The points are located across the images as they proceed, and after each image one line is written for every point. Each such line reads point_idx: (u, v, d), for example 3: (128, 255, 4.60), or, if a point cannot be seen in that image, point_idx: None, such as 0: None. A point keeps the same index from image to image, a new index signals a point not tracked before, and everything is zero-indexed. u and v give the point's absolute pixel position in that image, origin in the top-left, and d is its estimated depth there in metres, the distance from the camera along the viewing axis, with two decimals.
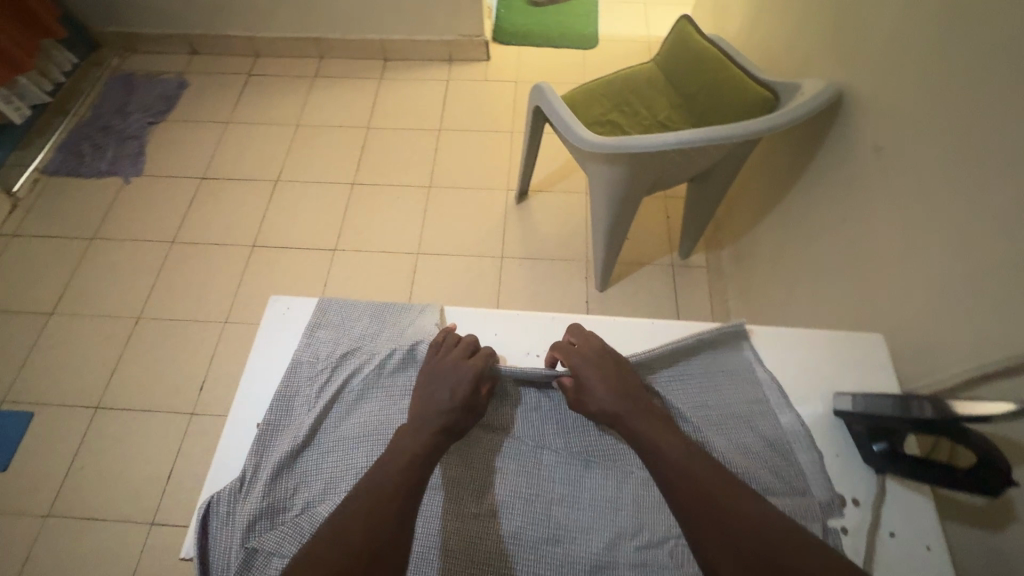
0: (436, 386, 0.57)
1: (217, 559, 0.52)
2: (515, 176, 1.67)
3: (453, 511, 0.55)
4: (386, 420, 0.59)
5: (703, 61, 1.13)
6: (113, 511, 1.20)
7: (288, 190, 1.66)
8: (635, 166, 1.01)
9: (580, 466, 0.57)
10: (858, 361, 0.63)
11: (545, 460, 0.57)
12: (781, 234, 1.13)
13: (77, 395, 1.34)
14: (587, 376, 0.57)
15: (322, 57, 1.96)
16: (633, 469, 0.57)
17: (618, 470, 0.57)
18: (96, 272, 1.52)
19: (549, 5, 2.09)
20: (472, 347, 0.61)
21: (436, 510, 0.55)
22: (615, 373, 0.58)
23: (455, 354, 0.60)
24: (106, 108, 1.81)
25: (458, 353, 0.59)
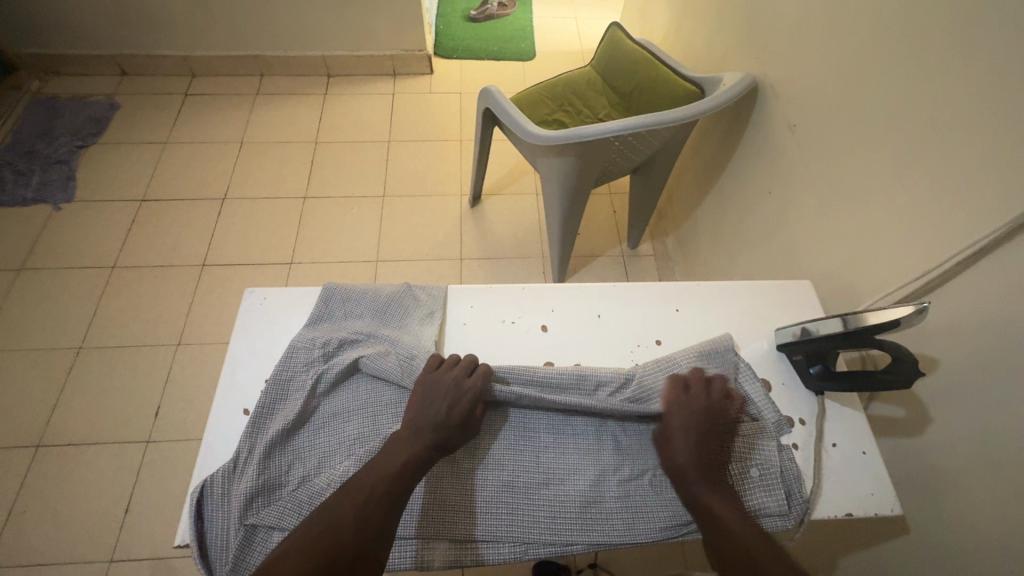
0: (429, 401, 0.57)
1: (214, 538, 0.53)
2: (467, 181, 1.72)
3: (449, 469, 0.58)
4: (378, 399, 0.61)
5: (634, 61, 1.24)
6: (66, 552, 1.12)
7: (236, 208, 1.62)
8: (584, 157, 1.09)
9: (563, 418, 0.62)
10: (791, 302, 0.72)
11: (531, 414, 0.62)
12: (717, 216, 1.24)
13: (13, 435, 1.24)
14: (673, 428, 0.57)
15: (263, 74, 1.94)
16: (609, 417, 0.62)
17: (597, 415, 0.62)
18: (27, 304, 1.42)
19: (485, 20, 2.18)
20: (471, 366, 0.61)
21: (433, 467, 0.57)
22: (705, 434, 0.57)
23: (454, 372, 0.60)
24: (27, 133, 1.71)
25: (458, 370, 0.60)
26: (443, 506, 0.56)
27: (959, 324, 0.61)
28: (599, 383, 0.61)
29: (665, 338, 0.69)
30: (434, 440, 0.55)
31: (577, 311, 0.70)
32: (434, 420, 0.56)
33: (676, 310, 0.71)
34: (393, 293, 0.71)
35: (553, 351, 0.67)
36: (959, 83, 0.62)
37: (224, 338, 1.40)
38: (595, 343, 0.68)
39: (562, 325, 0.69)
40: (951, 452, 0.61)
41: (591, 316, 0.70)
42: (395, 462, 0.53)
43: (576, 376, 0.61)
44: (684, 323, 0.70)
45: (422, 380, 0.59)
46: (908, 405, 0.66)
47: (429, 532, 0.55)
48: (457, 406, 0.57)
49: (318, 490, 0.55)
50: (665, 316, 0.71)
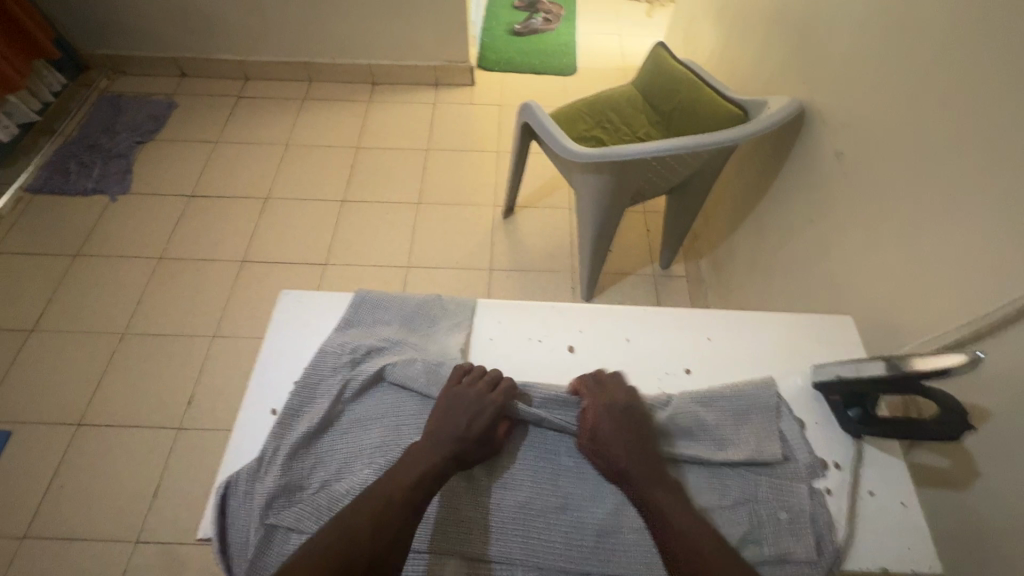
0: (452, 415, 0.58)
1: (238, 537, 0.55)
2: (501, 192, 1.73)
3: (466, 485, 0.58)
4: (401, 409, 0.61)
5: (677, 81, 1.22)
6: (95, 529, 1.16)
7: (277, 208, 1.68)
8: (620, 175, 1.08)
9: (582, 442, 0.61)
10: (831, 338, 0.69)
11: (550, 435, 0.61)
12: (755, 242, 1.21)
13: (57, 412, 1.30)
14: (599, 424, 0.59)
15: (311, 80, 2.01)
16: None
17: None
18: (79, 288, 1.50)
19: (529, 34, 2.21)
20: (494, 381, 0.61)
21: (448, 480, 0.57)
22: (630, 431, 0.58)
23: (478, 387, 0.60)
24: (92, 128, 1.83)
25: (482, 386, 0.60)
26: (457, 521, 0.55)
27: (1013, 374, 0.57)
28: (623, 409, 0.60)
29: (695, 368, 0.67)
30: (454, 454, 0.56)
31: (606, 333, 0.69)
32: (454, 433, 0.57)
33: (709, 339, 0.69)
34: (419, 302, 0.72)
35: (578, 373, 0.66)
36: (1019, 119, 0.59)
37: (258, 333, 1.44)
38: (623, 368, 0.67)
39: (589, 347, 0.68)
40: (1000, 511, 0.57)
41: (620, 340, 0.69)
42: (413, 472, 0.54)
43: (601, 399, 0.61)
44: (716, 353, 0.68)
45: (447, 394, 0.60)
46: (953, 456, 0.63)
47: (442, 548, 0.54)
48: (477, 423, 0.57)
49: (337, 496, 0.55)
50: (697, 344, 0.69)
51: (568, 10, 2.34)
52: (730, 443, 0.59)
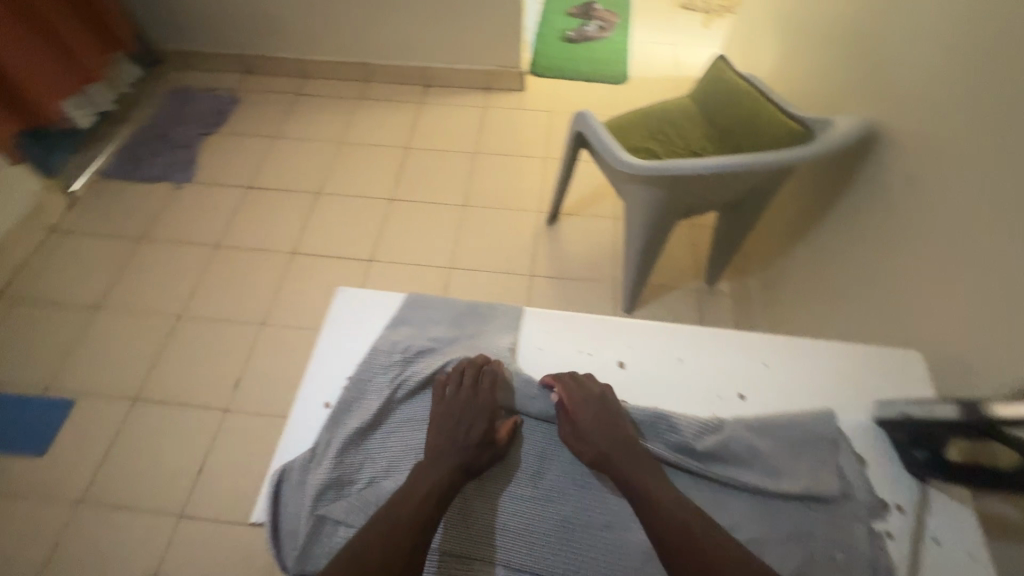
0: (451, 422, 0.60)
1: (290, 525, 0.57)
2: (546, 199, 1.73)
3: (483, 490, 0.60)
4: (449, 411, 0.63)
5: (739, 96, 1.20)
6: (143, 501, 1.22)
7: (328, 203, 1.73)
8: (672, 189, 1.07)
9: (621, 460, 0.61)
10: (898, 371, 0.66)
11: None
12: (809, 265, 1.17)
13: (116, 386, 1.38)
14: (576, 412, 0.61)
15: (366, 80, 2.07)
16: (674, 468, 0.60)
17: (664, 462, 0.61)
18: (142, 270, 1.59)
19: (581, 41, 2.20)
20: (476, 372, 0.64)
21: (462, 490, 0.60)
22: (604, 416, 0.60)
23: (466, 389, 0.62)
24: (162, 119, 1.93)
25: (467, 384, 0.63)
26: (469, 528, 0.58)
27: None
28: (675, 430, 0.60)
29: (750, 394, 0.65)
30: (459, 464, 0.57)
31: (658, 350, 0.68)
32: (454, 444, 0.59)
33: (765, 365, 0.67)
34: (470, 305, 0.74)
35: (625, 389, 0.66)
36: None
37: (303, 323, 1.48)
38: (677, 388, 0.65)
39: (642, 363, 0.67)
40: None
41: (671, 358, 0.67)
42: (424, 487, 0.56)
43: (649, 418, 0.61)
44: (772, 380, 0.66)
45: (442, 401, 0.62)
46: None
47: (486, 554, 0.57)
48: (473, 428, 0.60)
49: (386, 493, 0.57)
50: (753, 369, 0.67)
51: (622, 19, 2.33)
52: (783, 476, 0.58)
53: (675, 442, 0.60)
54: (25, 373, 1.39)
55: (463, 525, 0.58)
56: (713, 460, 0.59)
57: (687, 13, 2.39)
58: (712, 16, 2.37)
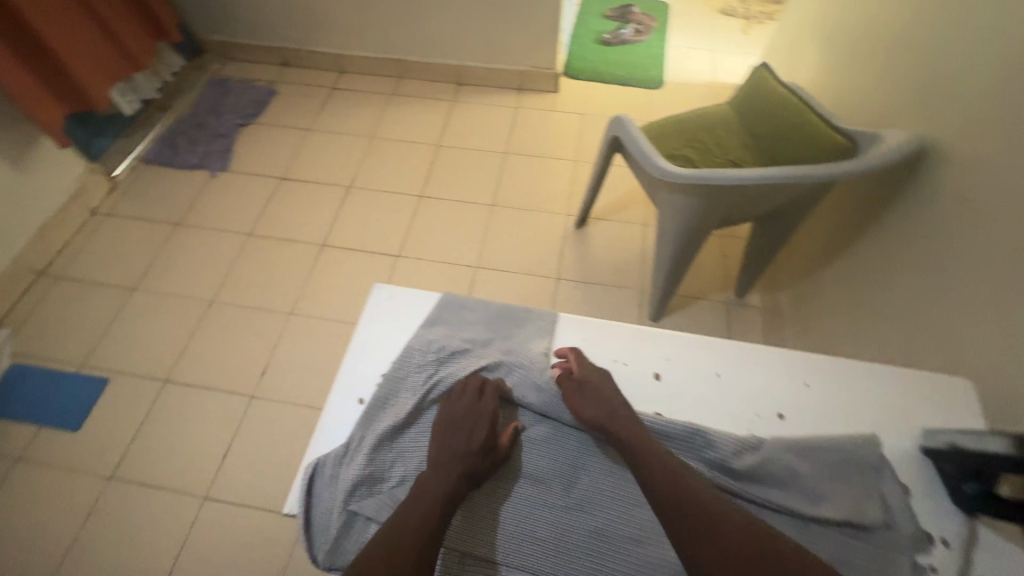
0: (456, 429, 0.66)
1: (322, 515, 0.65)
2: (575, 202, 1.72)
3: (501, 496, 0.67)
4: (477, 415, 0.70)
5: (780, 104, 1.18)
6: (170, 481, 1.25)
7: (359, 197, 1.75)
8: (709, 199, 1.05)
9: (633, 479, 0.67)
10: (950, 400, 0.67)
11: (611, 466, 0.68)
12: (845, 282, 1.14)
13: (148, 367, 1.42)
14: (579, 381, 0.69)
15: (401, 77, 2.08)
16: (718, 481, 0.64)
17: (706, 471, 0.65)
18: (177, 255, 1.63)
19: (616, 44, 2.18)
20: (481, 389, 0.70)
21: (467, 496, 0.67)
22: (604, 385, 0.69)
23: (467, 399, 0.69)
24: (201, 108, 1.98)
25: (472, 396, 0.69)
26: (475, 529, 0.65)
27: None
28: (711, 446, 0.64)
29: (789, 413, 0.68)
30: (462, 473, 0.63)
31: (697, 363, 0.72)
32: (456, 452, 0.65)
33: (806, 385, 0.70)
34: (507, 312, 0.80)
35: (665, 401, 0.70)
36: None
37: (329, 315, 1.50)
38: (714, 402, 0.70)
39: (678, 375, 0.72)
40: None
41: (709, 373, 0.72)
42: (435, 495, 0.62)
43: (689, 432, 0.65)
44: (813, 400, 0.69)
45: (446, 409, 0.69)
46: None
47: (527, 559, 0.63)
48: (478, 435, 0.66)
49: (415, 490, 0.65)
50: (791, 388, 0.70)
51: (659, 23, 2.30)
52: (824, 498, 0.61)
53: (717, 458, 0.64)
54: (63, 350, 1.44)
55: (505, 530, 0.65)
56: (750, 479, 0.63)
57: (725, 18, 2.35)
58: (752, 23, 2.33)
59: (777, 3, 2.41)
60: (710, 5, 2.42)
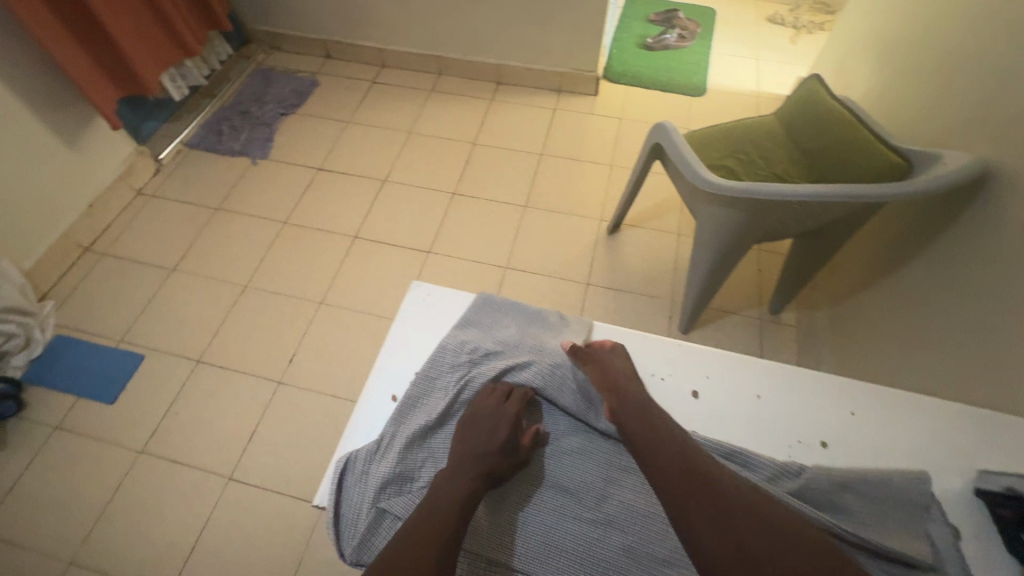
0: (477, 430, 0.69)
1: (350, 512, 0.66)
2: (609, 207, 1.70)
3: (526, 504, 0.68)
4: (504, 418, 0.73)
5: (832, 118, 1.14)
6: (197, 460, 1.28)
7: (393, 191, 1.76)
8: (751, 213, 1.02)
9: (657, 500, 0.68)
10: (999, 446, 0.70)
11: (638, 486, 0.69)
12: (889, 305, 1.10)
13: (182, 347, 1.45)
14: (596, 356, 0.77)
15: (440, 73, 2.09)
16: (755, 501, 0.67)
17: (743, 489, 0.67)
18: (215, 238, 1.67)
19: (659, 49, 2.15)
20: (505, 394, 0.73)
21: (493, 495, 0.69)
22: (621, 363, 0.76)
23: (493, 400, 0.72)
24: (245, 97, 2.02)
25: (496, 398, 0.72)
26: (499, 535, 0.66)
27: None
28: (750, 467, 0.68)
29: (832, 442, 0.73)
30: (482, 473, 0.65)
31: (740, 385, 0.79)
32: (476, 452, 0.67)
33: (851, 414, 0.75)
34: (538, 320, 0.84)
35: (707, 415, 0.77)
36: None
37: (358, 306, 1.52)
38: (757, 423, 0.75)
39: (715, 394, 0.78)
40: None
41: (751, 395, 0.78)
42: (455, 491, 0.63)
43: (726, 452, 0.69)
44: (856, 429, 0.74)
45: (473, 408, 0.72)
46: None
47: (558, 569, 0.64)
48: (499, 433, 0.68)
49: None
50: (836, 418, 0.75)
51: (704, 29, 2.26)
52: (872, 532, 0.62)
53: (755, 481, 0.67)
54: (104, 325, 1.49)
55: (534, 538, 0.66)
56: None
57: (772, 27, 2.30)
58: (800, 32, 2.26)
59: (828, 13, 2.34)
60: (758, 12, 2.36)
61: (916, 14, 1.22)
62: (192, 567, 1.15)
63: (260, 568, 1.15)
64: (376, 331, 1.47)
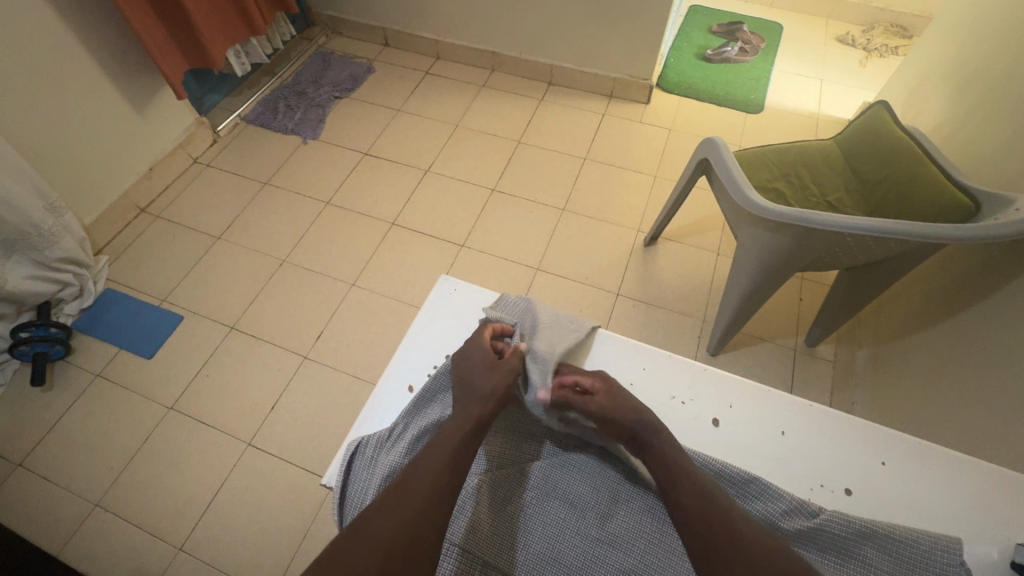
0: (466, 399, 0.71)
1: (355, 495, 0.68)
2: (648, 218, 1.66)
3: (529, 509, 0.70)
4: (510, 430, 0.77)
5: (897, 150, 1.08)
6: (221, 423, 1.33)
7: (434, 182, 1.78)
8: (799, 239, 0.98)
9: (668, 521, 0.68)
10: None
11: (644, 506, 0.69)
12: (938, 351, 1.03)
13: (219, 313, 1.51)
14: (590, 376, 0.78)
15: (493, 69, 2.10)
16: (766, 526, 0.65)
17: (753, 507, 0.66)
18: (261, 211, 1.72)
19: (718, 61, 2.09)
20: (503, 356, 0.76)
21: (495, 493, 0.71)
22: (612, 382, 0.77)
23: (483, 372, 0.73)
24: (303, 77, 2.08)
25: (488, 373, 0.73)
26: (498, 538, 0.68)
27: None
28: (765, 496, 0.66)
29: (857, 490, 0.71)
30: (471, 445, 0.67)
31: (763, 416, 0.77)
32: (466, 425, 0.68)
33: (883, 463, 0.72)
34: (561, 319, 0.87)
35: (726, 445, 0.75)
36: None
37: (388, 292, 1.54)
38: (778, 460, 0.73)
39: (735, 422, 0.77)
40: None
41: (775, 429, 0.76)
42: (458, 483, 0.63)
43: (743, 478, 0.67)
44: (886, 479, 0.71)
45: (466, 383, 0.73)
46: None
47: None
48: (474, 348, 0.77)
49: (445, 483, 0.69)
50: (866, 465, 0.72)
51: (769, 44, 2.19)
52: None
53: (767, 514, 0.65)
54: (150, 284, 1.56)
55: (536, 548, 0.67)
56: (801, 542, 0.64)
57: (841, 47, 2.20)
58: (872, 56, 2.16)
59: (905, 36, 2.22)
60: (827, 31, 2.27)
61: (1001, 47, 1.15)
62: (206, 524, 1.20)
63: (269, 534, 1.18)
64: (403, 318, 1.49)
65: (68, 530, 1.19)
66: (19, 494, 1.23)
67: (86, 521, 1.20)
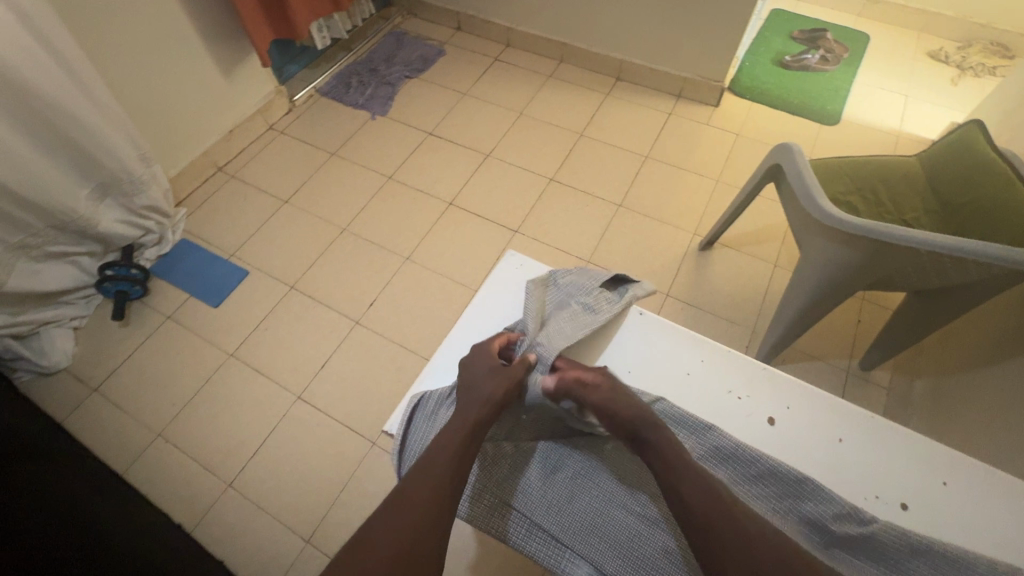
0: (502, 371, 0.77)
1: (413, 444, 0.77)
2: (706, 222, 1.64)
3: (576, 481, 0.75)
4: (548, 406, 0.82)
5: (985, 172, 1.02)
6: (274, 374, 1.41)
7: (494, 166, 1.81)
8: (866, 254, 0.95)
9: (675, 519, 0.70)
10: None
11: None
12: (1003, 387, 0.99)
13: (280, 272, 1.60)
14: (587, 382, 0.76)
15: (562, 60, 2.10)
16: (811, 526, 0.66)
17: (798, 505, 0.67)
18: (326, 180, 1.80)
19: (796, 68, 2.02)
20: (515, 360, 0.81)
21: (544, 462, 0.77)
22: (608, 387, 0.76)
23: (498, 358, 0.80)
24: (377, 56, 2.15)
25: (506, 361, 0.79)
26: (545, 501, 0.73)
27: None
28: (817, 499, 0.67)
29: (913, 506, 0.71)
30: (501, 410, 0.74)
31: (822, 421, 0.77)
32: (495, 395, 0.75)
33: (943, 483, 0.72)
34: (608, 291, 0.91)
35: (779, 445, 0.76)
36: None
37: (440, 269, 1.59)
38: (833, 467, 0.74)
39: (791, 424, 0.78)
40: None
41: (832, 436, 0.77)
42: None
43: (795, 478, 0.68)
44: (945, 499, 0.71)
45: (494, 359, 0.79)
46: None
47: (594, 549, 0.70)
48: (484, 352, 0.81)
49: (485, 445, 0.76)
50: (925, 481, 0.72)
51: (852, 55, 2.10)
52: None
53: (816, 515, 0.66)
54: (221, 239, 1.67)
55: (579, 516, 0.72)
56: (846, 546, 0.65)
57: (932, 63, 2.09)
58: (965, 74, 2.04)
59: (1005, 57, 2.09)
60: (918, 45, 2.15)
61: None
62: (253, 467, 1.28)
63: (310, 482, 1.25)
64: (452, 295, 1.53)
65: (132, 455, 1.29)
66: (93, 416, 1.34)
67: (148, 448, 1.30)
